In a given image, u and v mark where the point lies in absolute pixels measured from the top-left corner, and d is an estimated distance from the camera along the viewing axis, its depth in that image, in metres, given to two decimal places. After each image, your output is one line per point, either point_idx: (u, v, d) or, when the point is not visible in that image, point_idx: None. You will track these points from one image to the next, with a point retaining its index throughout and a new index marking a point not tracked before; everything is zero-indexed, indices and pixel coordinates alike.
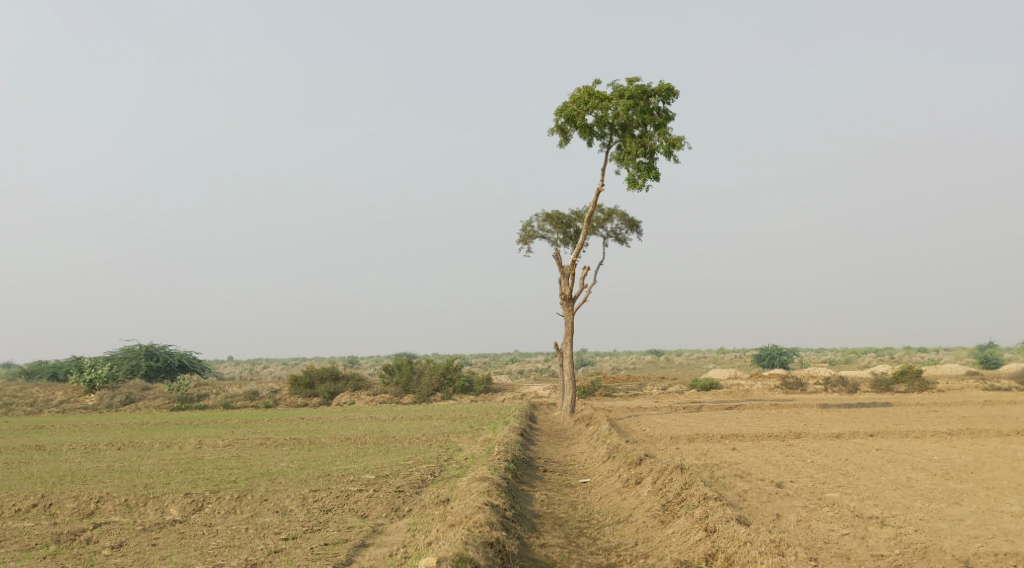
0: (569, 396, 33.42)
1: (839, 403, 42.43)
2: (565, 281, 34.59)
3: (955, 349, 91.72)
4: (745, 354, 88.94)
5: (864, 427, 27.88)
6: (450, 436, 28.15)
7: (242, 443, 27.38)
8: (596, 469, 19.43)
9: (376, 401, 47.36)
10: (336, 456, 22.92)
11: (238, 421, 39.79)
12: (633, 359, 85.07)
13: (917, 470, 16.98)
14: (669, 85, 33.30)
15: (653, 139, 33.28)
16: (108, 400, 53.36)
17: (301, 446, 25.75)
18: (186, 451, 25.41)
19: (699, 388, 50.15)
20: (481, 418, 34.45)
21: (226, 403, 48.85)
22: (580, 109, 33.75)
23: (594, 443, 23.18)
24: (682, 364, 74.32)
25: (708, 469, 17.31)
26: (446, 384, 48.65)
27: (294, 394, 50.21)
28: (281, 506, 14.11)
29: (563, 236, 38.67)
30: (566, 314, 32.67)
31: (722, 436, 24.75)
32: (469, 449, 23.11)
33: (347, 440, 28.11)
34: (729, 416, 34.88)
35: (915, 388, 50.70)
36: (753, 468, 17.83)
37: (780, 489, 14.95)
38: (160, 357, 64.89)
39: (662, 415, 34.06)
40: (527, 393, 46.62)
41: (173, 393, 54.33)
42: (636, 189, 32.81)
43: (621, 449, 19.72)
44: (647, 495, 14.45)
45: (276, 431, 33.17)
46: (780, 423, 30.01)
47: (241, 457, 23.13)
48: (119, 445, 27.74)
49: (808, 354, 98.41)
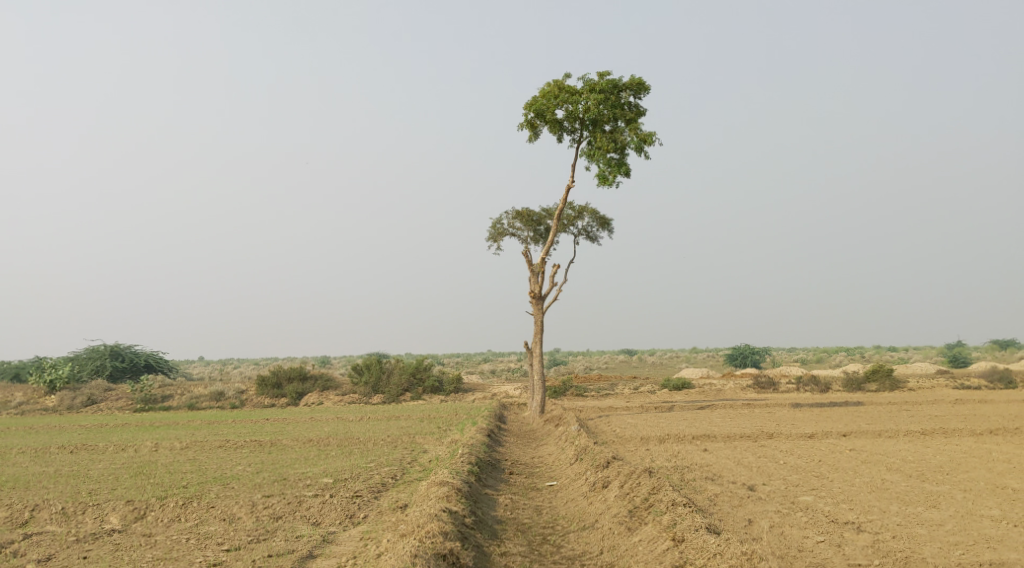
0: (539, 397, 32.84)
1: (811, 403, 42.19)
2: (535, 279, 34.00)
3: (925, 347, 92.35)
4: (718, 353, 88.96)
5: (837, 428, 27.53)
6: (416, 437, 27.44)
7: (201, 446, 26.51)
8: (563, 472, 18.80)
9: (344, 401, 46.52)
10: (296, 458, 22.14)
11: (201, 422, 38.78)
12: (607, 358, 84.83)
13: (892, 472, 16.55)
14: (640, 80, 32.84)
15: (624, 135, 32.78)
16: (69, 401, 52.01)
17: (262, 449, 24.93)
18: (142, 454, 24.50)
19: (671, 388, 49.76)
20: (450, 419, 33.78)
21: (191, 403, 47.79)
22: (550, 104, 33.18)
23: (563, 445, 22.57)
24: (656, 365, 73.99)
25: (679, 471, 16.75)
26: (416, 384, 47.94)
27: (261, 394, 49.21)
28: (229, 513, 13.37)
29: (533, 234, 38.08)
30: (536, 313, 32.07)
31: (694, 437, 24.29)
32: (434, 451, 22.44)
33: (310, 442, 27.33)
34: (700, 416, 34.46)
35: (886, 387, 50.70)
36: (725, 470, 17.33)
37: (751, 493, 14.43)
38: (126, 358, 63.53)
39: (634, 415, 33.59)
40: (498, 393, 46.02)
41: (137, 394, 53.12)
42: (607, 185, 32.28)
43: (589, 451, 19.15)
44: (613, 499, 13.87)
45: (238, 432, 32.28)
46: (752, 423, 29.60)
47: (196, 461, 22.28)
48: (72, 448, 26.74)
49: (780, 353, 98.70)
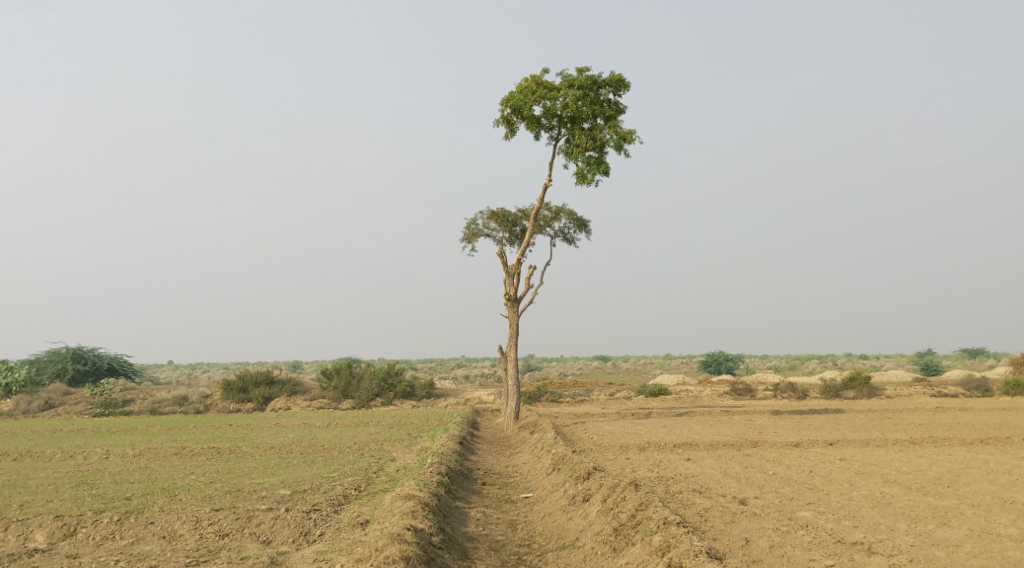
0: (513, 402, 31.62)
1: (791, 411, 41.33)
2: (510, 281, 32.82)
3: (896, 355, 92.43)
4: (692, 360, 88.25)
5: (821, 436, 26.62)
6: (384, 444, 26.12)
7: (155, 453, 24.98)
8: (539, 483, 17.58)
9: (312, 406, 44.98)
10: (254, 467, 20.73)
11: (160, 428, 37.12)
12: (581, 364, 83.87)
13: (890, 484, 15.53)
14: (620, 76, 31.83)
15: (603, 132, 31.70)
16: (25, 405, 49.98)
17: (220, 457, 23.46)
18: (89, 461, 22.98)
19: (647, 394, 48.73)
20: (420, 426, 32.39)
21: (153, 408, 45.97)
22: (527, 99, 32.05)
23: (538, 453, 21.33)
24: (630, 371, 73.04)
25: (664, 483, 15.59)
26: (386, 389, 46.47)
27: (226, 399, 47.39)
28: (169, 530, 12.02)
29: (508, 234, 36.89)
30: (511, 315, 30.86)
31: (675, 445, 23.23)
32: (402, 459, 21.15)
33: (272, 449, 25.93)
34: (679, 423, 33.44)
35: (863, 395, 50.04)
36: (712, 481, 16.20)
37: (743, 507, 13.33)
38: (88, 361, 61.49)
39: (611, 423, 32.48)
40: (470, 399, 44.77)
41: (95, 398, 51.17)
42: (585, 184, 31.18)
43: (567, 461, 17.94)
44: (595, 515, 12.70)
45: (198, 438, 30.70)
46: (734, 432, 28.58)
47: (147, 469, 20.82)
48: (16, 455, 25.13)
49: (754, 360, 98.22)
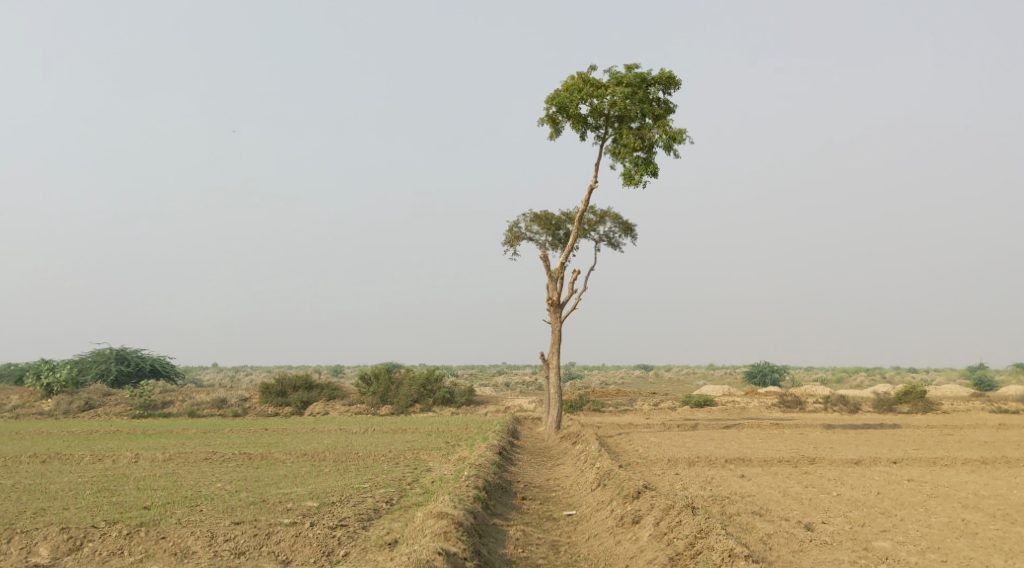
0: (554, 411, 30.45)
1: (845, 425, 39.60)
2: (553, 286, 31.70)
3: (945, 370, 89.48)
4: (736, 370, 86.18)
5: (883, 453, 24.99)
6: (421, 453, 25.14)
7: (184, 458, 24.28)
8: (583, 500, 16.39)
9: (351, 412, 44.25)
10: (284, 475, 19.87)
11: (196, 431, 36.64)
12: (621, 373, 82.25)
13: (972, 510, 14.08)
14: (670, 73, 30.59)
15: (652, 132, 30.48)
16: (65, 406, 50.00)
17: (250, 464, 22.65)
18: (118, 466, 22.33)
19: (693, 405, 47.20)
20: (458, 434, 31.36)
21: (191, 410, 45.60)
22: (573, 97, 30.95)
23: (582, 466, 20.12)
24: (673, 380, 71.37)
25: (718, 504, 14.33)
26: (426, 395, 45.50)
27: (265, 402, 46.83)
28: (182, 546, 11.12)
29: (551, 238, 35.76)
30: (553, 321, 29.70)
31: (728, 460, 21.87)
32: (438, 470, 20.14)
33: (305, 456, 25.08)
34: (727, 436, 32.00)
35: (919, 410, 47.98)
36: (772, 502, 14.89)
37: (811, 534, 12.03)
38: (132, 362, 61.55)
39: (656, 434, 31.10)
40: (511, 407, 43.65)
41: (135, 400, 51.01)
42: (632, 186, 29.97)
43: (613, 476, 16.76)
44: (646, 541, 11.53)
45: (231, 443, 30.02)
46: (788, 446, 27.12)
47: (173, 475, 20.05)
48: (45, 458, 24.53)
49: (799, 372, 95.78)
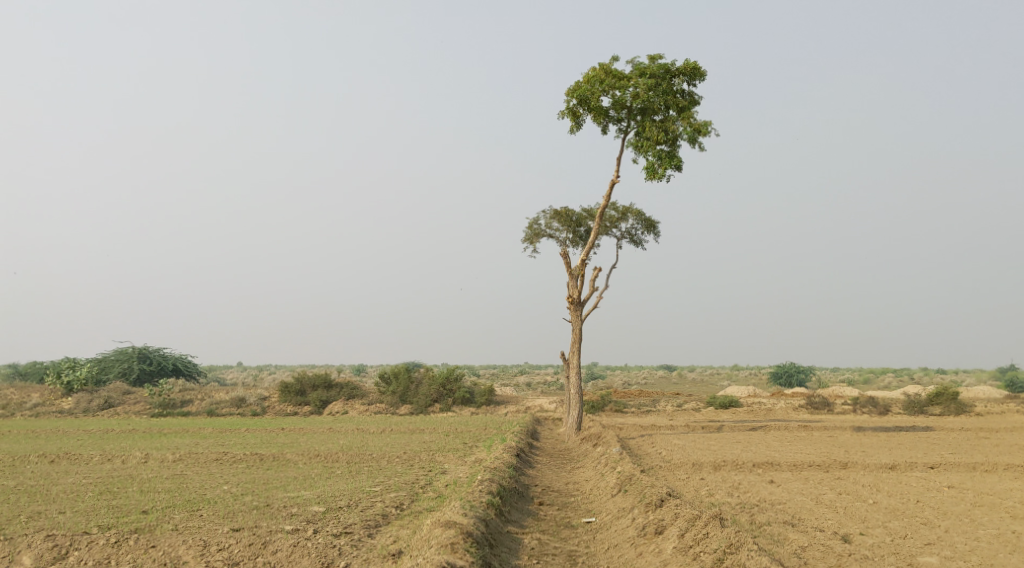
0: (575, 413, 29.60)
1: (875, 428, 38.39)
2: (573, 284, 30.88)
3: (976, 370, 87.57)
4: (761, 370, 84.82)
5: (918, 457, 23.92)
6: (437, 454, 24.39)
7: (195, 458, 23.68)
8: (604, 506, 15.56)
9: (370, 411, 43.63)
10: (295, 477, 19.21)
11: (212, 430, 36.23)
12: (645, 373, 81.09)
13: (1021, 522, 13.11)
14: (695, 64, 29.65)
15: (676, 124, 29.55)
16: (85, 404, 49.83)
17: (261, 465, 22.00)
18: (127, 466, 21.76)
19: (717, 406, 46.13)
20: (477, 434, 30.65)
21: (210, 409, 45.17)
22: (594, 89, 30.10)
23: (602, 470, 19.26)
24: (696, 381, 70.28)
25: (747, 513, 13.47)
26: (445, 395, 44.74)
27: (284, 401, 46.31)
28: (173, 556, 10.45)
29: (572, 235, 34.92)
30: (574, 319, 28.86)
31: (755, 464, 20.96)
32: (454, 473, 19.40)
33: (318, 457, 24.39)
34: (754, 439, 31.01)
35: (951, 411, 46.55)
36: (805, 511, 13.98)
37: (849, 547, 11.13)
38: (154, 361, 61.35)
39: (680, 436, 30.17)
40: (531, 407, 42.81)
41: (155, 399, 50.71)
42: (656, 180, 29.08)
43: (635, 481, 15.93)
44: (670, 554, 10.71)
45: (245, 443, 29.45)
46: (818, 450, 26.10)
47: (181, 477, 19.42)
48: (54, 458, 24.02)
49: (825, 372, 94.23)
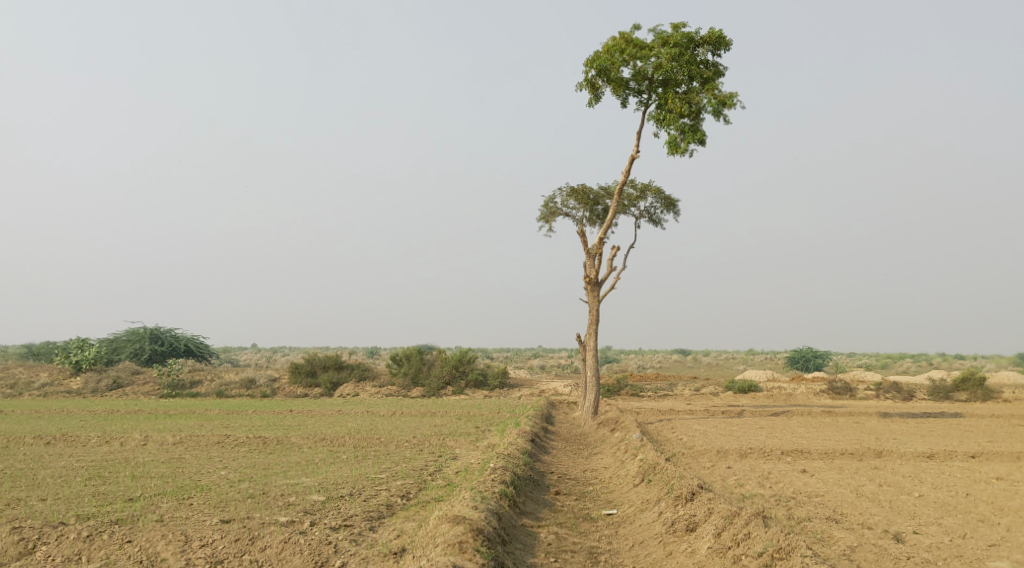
0: (591, 396, 28.47)
1: (901, 414, 36.95)
2: (591, 263, 29.70)
3: (995, 355, 85.79)
4: (778, 355, 83.34)
5: (955, 446, 22.61)
6: (448, 438, 23.32)
7: (196, 442, 22.66)
8: (624, 497, 14.43)
9: (381, 393, 42.66)
10: (297, 463, 18.15)
11: (219, 412, 35.27)
12: (660, 357, 79.69)
13: None
14: (721, 33, 28.25)
15: (699, 96, 28.20)
16: (94, 384, 49.14)
17: (263, 448, 20.97)
18: (123, 450, 20.75)
19: (736, 391, 44.90)
20: (490, 418, 29.58)
21: (219, 390, 44.31)
22: (614, 59, 28.77)
23: (622, 457, 18.10)
24: (712, 365, 68.95)
25: (783, 507, 12.30)
26: (458, 377, 43.69)
27: (294, 383, 45.40)
28: (151, 552, 9.44)
29: (589, 214, 33.69)
30: (591, 300, 27.68)
31: (784, 452, 19.75)
32: (465, 459, 18.31)
33: (323, 441, 23.35)
34: (777, 424, 29.74)
35: (978, 397, 45.00)
36: (847, 505, 12.81)
37: (905, 549, 9.94)
38: (166, 342, 60.55)
39: (701, 421, 28.96)
40: (545, 390, 41.77)
41: (163, 380, 49.90)
42: (678, 154, 27.79)
43: (660, 470, 14.80)
44: (704, 555, 9.80)
45: (250, 425, 28.44)
46: (847, 437, 24.84)
47: (177, 461, 18.40)
48: (50, 439, 23.08)
49: (842, 358, 92.63)
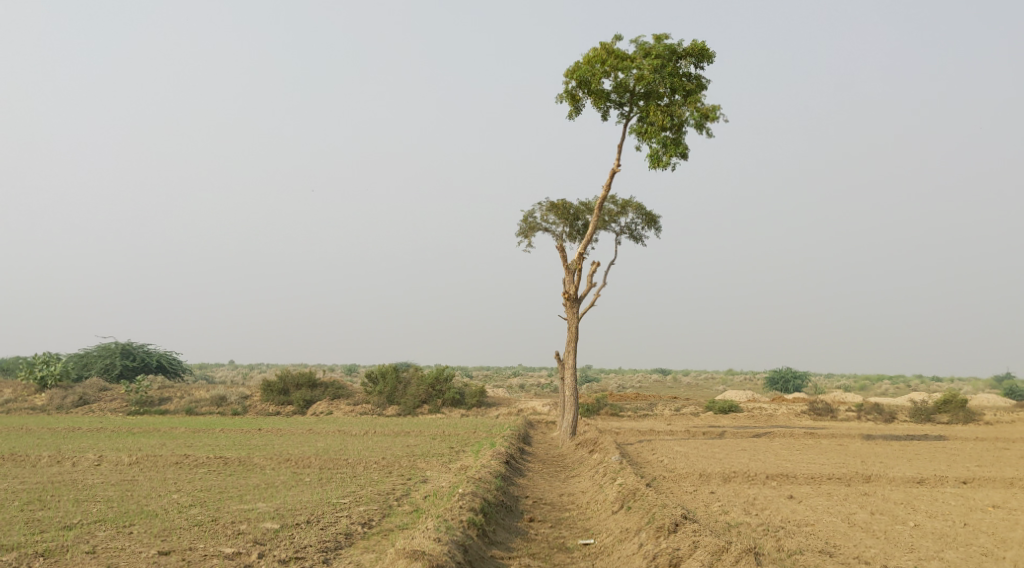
0: (570, 416, 27.57)
1: (885, 436, 36.33)
2: (570, 279, 28.89)
3: (972, 378, 85.72)
4: (757, 376, 82.83)
5: (945, 470, 21.84)
6: (419, 459, 22.27)
7: (154, 462, 21.49)
8: (602, 525, 13.52)
9: (355, 412, 41.55)
10: (256, 486, 17.10)
11: (185, 431, 34.02)
12: (639, 376, 78.91)
13: None
14: (703, 45, 27.63)
15: (681, 109, 27.56)
16: (58, 400, 47.64)
17: (223, 470, 19.85)
18: (73, 471, 19.56)
19: (717, 411, 44.14)
20: (466, 439, 28.55)
21: (188, 408, 42.95)
22: (595, 70, 28.07)
23: (601, 481, 17.17)
24: (692, 385, 68.17)
25: (771, 538, 11.47)
26: (434, 396, 42.57)
27: (266, 400, 44.11)
28: None
29: (569, 230, 32.89)
30: (571, 317, 26.83)
31: (770, 476, 18.92)
32: (434, 482, 17.32)
33: (288, 461, 22.26)
34: (760, 446, 28.92)
35: (959, 420, 44.45)
36: (838, 536, 12.00)
37: None
38: (137, 357, 59.01)
39: (683, 443, 28.10)
40: (524, 409, 40.80)
41: (131, 396, 48.41)
42: (660, 168, 27.07)
43: (640, 496, 13.91)
44: None
45: (215, 445, 27.27)
46: (832, 460, 24.05)
47: (128, 484, 17.28)
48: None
49: (820, 379, 92.38)
